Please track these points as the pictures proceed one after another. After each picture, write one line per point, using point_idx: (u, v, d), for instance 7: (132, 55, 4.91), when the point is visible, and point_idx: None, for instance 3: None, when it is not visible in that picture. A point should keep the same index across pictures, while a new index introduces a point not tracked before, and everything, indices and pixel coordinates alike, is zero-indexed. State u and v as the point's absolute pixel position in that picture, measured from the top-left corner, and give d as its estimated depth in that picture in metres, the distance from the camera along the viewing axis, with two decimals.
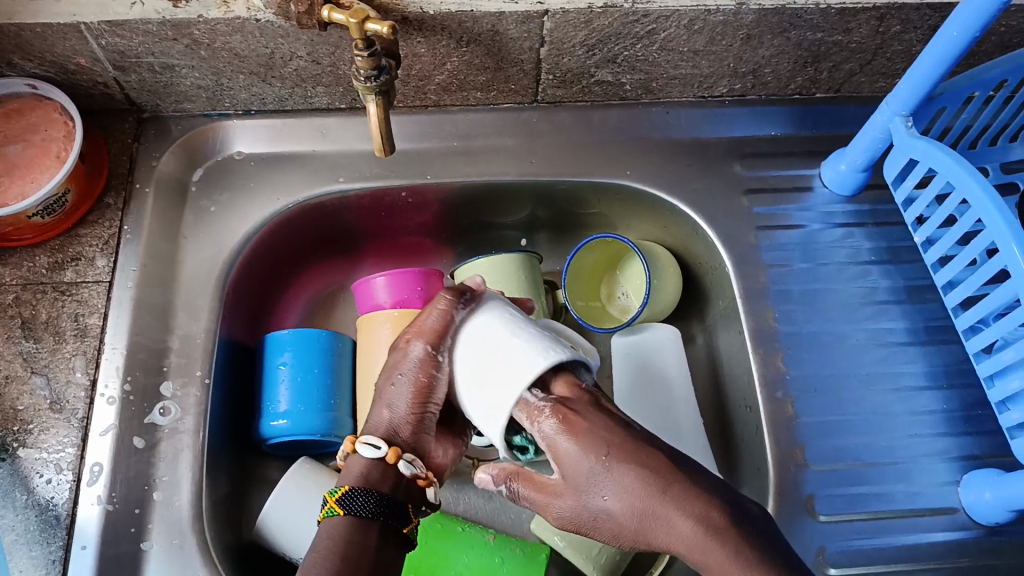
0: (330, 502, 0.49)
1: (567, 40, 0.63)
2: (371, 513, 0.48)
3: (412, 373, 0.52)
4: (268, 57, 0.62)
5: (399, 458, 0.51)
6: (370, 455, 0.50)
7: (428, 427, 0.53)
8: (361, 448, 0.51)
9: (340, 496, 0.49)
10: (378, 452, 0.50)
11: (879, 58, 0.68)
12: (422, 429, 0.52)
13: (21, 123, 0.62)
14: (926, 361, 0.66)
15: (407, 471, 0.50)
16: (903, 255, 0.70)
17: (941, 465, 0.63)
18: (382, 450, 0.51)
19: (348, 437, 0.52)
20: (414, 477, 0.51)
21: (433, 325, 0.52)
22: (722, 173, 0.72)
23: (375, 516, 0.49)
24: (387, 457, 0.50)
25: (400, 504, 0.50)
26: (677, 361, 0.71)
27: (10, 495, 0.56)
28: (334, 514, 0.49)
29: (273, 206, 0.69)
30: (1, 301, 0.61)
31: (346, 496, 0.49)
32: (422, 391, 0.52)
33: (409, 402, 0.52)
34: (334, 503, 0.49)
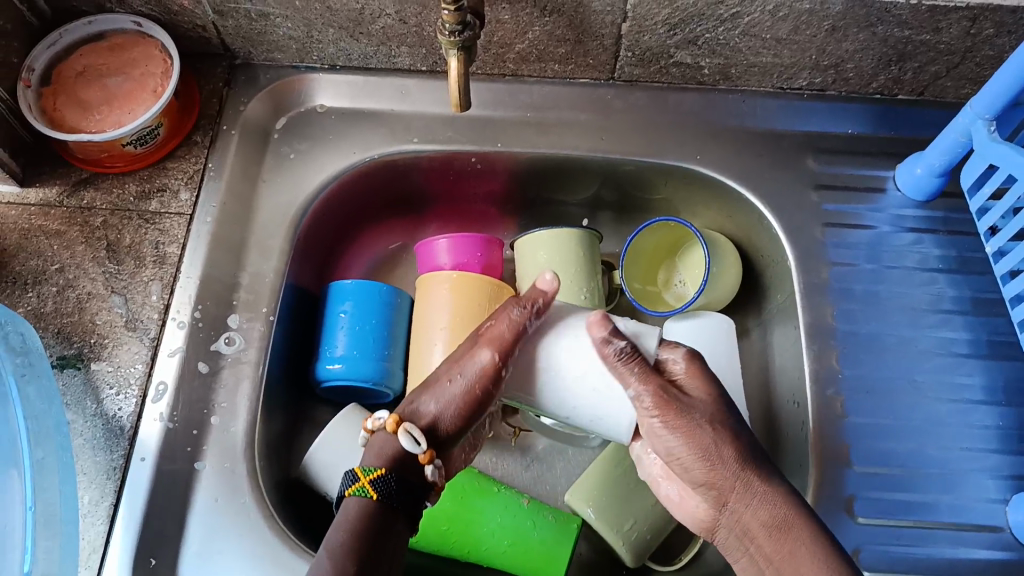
0: (360, 480, 0.49)
1: (649, 17, 0.64)
2: (395, 502, 0.49)
3: (471, 381, 0.52)
4: (359, 12, 0.65)
5: (429, 462, 0.51)
6: (409, 447, 0.51)
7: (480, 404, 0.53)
8: (402, 436, 0.51)
9: (374, 478, 0.49)
10: (416, 447, 0.51)
11: (968, 62, 0.67)
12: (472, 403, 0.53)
13: (123, 57, 0.67)
14: (986, 375, 0.65)
15: (432, 477, 0.51)
16: (973, 266, 0.68)
17: (989, 481, 0.62)
18: (419, 448, 0.51)
19: (393, 418, 0.52)
20: (433, 483, 0.52)
21: (497, 335, 0.51)
22: (794, 166, 0.71)
23: (395, 504, 0.49)
24: (421, 456, 0.51)
25: (418, 494, 0.51)
26: (729, 350, 0.70)
27: (81, 403, 0.59)
28: (362, 494, 0.49)
29: (349, 159, 0.71)
30: (90, 224, 0.65)
31: (379, 481, 0.49)
32: (473, 398, 0.53)
33: (458, 409, 0.53)
34: (367, 484, 0.49)
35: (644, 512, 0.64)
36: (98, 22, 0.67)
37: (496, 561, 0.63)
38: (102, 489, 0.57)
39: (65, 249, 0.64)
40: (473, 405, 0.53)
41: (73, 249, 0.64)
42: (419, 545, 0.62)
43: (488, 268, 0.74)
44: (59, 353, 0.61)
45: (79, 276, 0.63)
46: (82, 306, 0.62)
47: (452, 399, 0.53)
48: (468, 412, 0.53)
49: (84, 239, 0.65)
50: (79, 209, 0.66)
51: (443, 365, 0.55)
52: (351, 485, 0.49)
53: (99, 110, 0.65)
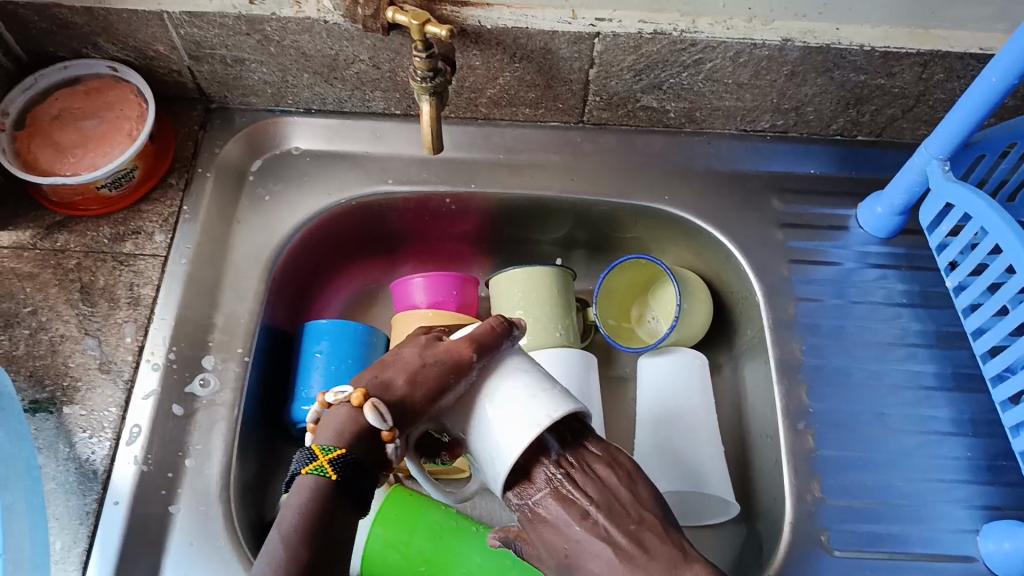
0: (320, 459, 0.46)
1: (615, 64, 0.66)
2: (354, 485, 0.47)
3: (443, 364, 0.49)
4: (333, 58, 0.66)
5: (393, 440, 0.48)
6: (374, 422, 0.47)
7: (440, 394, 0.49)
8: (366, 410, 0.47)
9: (333, 457, 0.46)
10: (381, 424, 0.47)
11: (922, 105, 0.70)
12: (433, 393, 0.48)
13: (99, 100, 0.67)
14: (951, 407, 0.66)
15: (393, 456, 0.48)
16: (935, 300, 0.71)
17: (959, 511, 0.63)
18: (384, 425, 0.47)
19: (361, 390, 0.48)
20: (392, 462, 0.49)
21: (476, 331, 0.50)
22: (760, 205, 0.74)
23: (351, 489, 0.46)
24: (386, 433, 0.47)
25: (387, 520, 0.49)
26: (700, 387, 0.72)
27: (53, 447, 0.59)
28: (321, 473, 0.46)
29: (325, 201, 0.72)
30: (64, 266, 0.65)
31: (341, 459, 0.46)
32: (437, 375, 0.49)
33: (424, 390, 0.48)
34: (326, 463, 0.46)
35: None
36: (74, 66, 0.68)
37: None
38: (74, 534, 0.56)
39: (38, 291, 0.64)
40: (440, 392, 0.49)
41: (46, 291, 0.64)
42: None
43: (463, 306, 0.74)
44: (32, 398, 0.60)
45: (52, 318, 0.63)
46: (55, 348, 0.62)
47: (423, 379, 0.49)
48: (430, 397, 0.48)
49: (58, 281, 0.65)
50: (53, 251, 0.66)
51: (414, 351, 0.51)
52: (308, 464, 0.46)
53: (73, 152, 0.65)
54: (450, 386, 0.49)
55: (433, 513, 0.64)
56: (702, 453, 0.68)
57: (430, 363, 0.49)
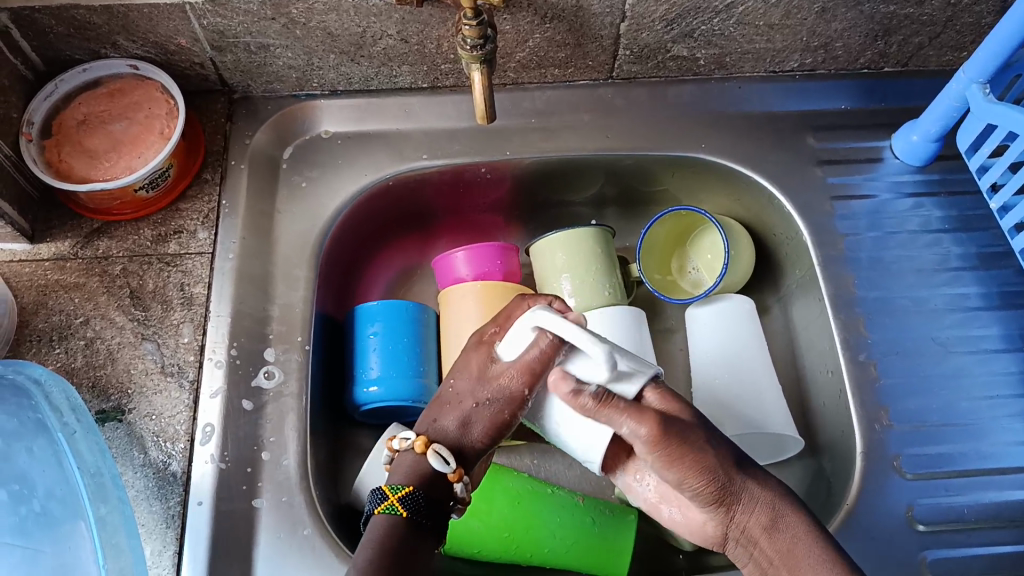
0: (389, 498, 0.49)
1: (647, 15, 0.65)
2: (423, 519, 0.49)
3: (497, 405, 0.51)
4: (360, 36, 0.65)
5: (460, 479, 0.50)
6: (438, 467, 0.50)
7: (500, 429, 0.52)
8: (431, 457, 0.50)
9: (403, 494, 0.49)
10: (446, 467, 0.50)
11: (949, 30, 0.70)
12: (495, 429, 0.52)
13: (124, 101, 0.66)
14: (1001, 325, 0.68)
15: (461, 494, 0.51)
16: (975, 223, 0.71)
17: (1020, 425, 0.64)
18: (448, 468, 0.50)
19: (420, 438, 0.51)
20: (460, 500, 0.51)
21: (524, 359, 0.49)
22: (795, 144, 0.74)
23: (423, 522, 0.49)
24: (452, 474, 0.50)
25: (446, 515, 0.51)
26: (752, 331, 0.72)
27: (127, 455, 0.58)
28: (393, 511, 0.48)
29: (362, 182, 0.71)
30: (110, 272, 0.64)
31: (410, 495, 0.49)
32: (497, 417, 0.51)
33: (487, 426, 0.52)
34: (397, 501, 0.48)
35: None
36: (93, 69, 0.66)
37: (558, 561, 0.63)
38: (163, 538, 0.56)
39: (87, 300, 0.63)
40: (499, 427, 0.52)
41: (95, 299, 0.63)
42: (481, 555, 0.63)
43: (509, 274, 0.74)
44: (98, 408, 0.59)
45: (106, 326, 0.62)
46: (113, 356, 0.61)
47: (481, 419, 0.51)
48: (497, 433, 0.52)
49: (106, 288, 0.63)
50: (96, 258, 0.64)
51: (465, 381, 0.52)
52: (379, 504, 0.49)
53: (107, 157, 0.64)
54: (509, 420, 0.51)
55: (512, 479, 0.64)
56: (763, 392, 0.69)
57: (485, 403, 0.51)
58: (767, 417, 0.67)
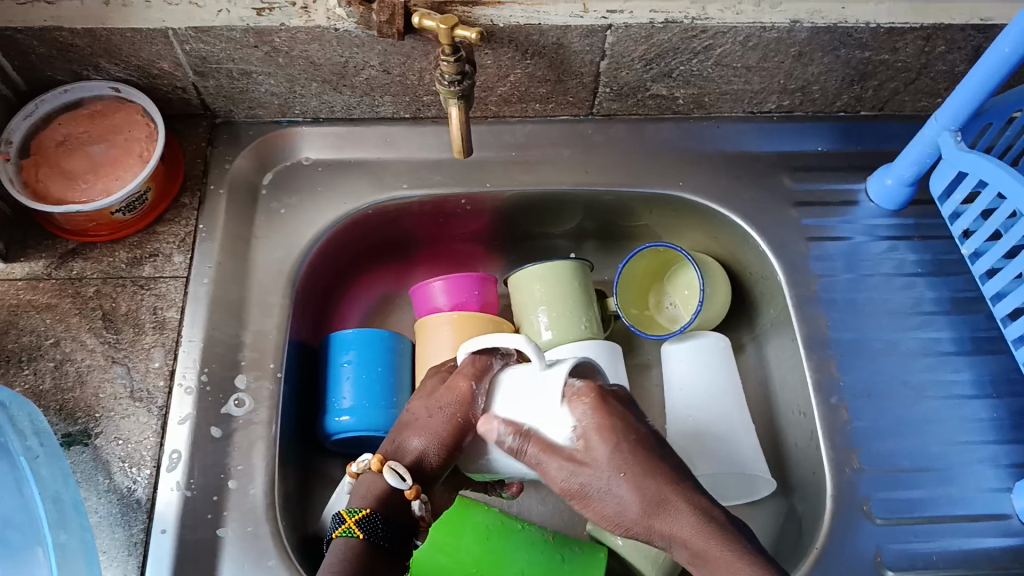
0: (348, 522, 0.53)
1: (626, 54, 0.66)
2: (383, 542, 0.53)
3: (449, 411, 0.55)
4: (343, 66, 0.66)
5: (416, 496, 0.54)
6: (394, 484, 0.53)
7: (457, 439, 0.55)
8: (386, 473, 0.54)
9: (360, 518, 0.53)
10: (402, 483, 0.54)
11: (923, 77, 0.71)
12: (451, 440, 0.55)
13: (105, 123, 0.66)
14: (973, 370, 0.68)
15: (418, 512, 0.54)
16: (948, 267, 0.72)
17: (989, 471, 0.64)
18: (405, 484, 0.54)
19: (375, 457, 0.55)
20: (420, 517, 0.55)
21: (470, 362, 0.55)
22: (772, 184, 0.74)
23: (383, 543, 0.53)
24: (408, 491, 0.54)
25: (405, 540, 0.54)
26: (727, 368, 0.72)
27: (92, 480, 0.57)
28: (351, 534, 0.52)
29: (341, 210, 0.71)
30: (83, 294, 0.64)
31: (366, 519, 0.53)
32: (452, 429, 0.55)
33: (441, 440, 0.55)
34: (355, 525, 0.52)
35: None
36: (74, 89, 0.66)
37: None
38: (124, 566, 0.55)
39: (59, 322, 0.63)
40: (453, 440, 0.55)
41: (67, 321, 0.63)
42: None
43: (486, 306, 0.74)
44: (64, 431, 0.59)
45: (76, 348, 0.62)
46: (83, 379, 0.61)
47: (433, 433, 0.55)
48: (450, 445, 0.55)
49: (78, 310, 0.63)
50: (70, 280, 0.64)
51: (419, 401, 0.58)
52: (339, 528, 0.53)
53: (84, 179, 0.64)
54: (462, 425, 0.55)
55: (480, 514, 0.64)
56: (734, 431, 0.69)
57: (436, 413, 0.55)
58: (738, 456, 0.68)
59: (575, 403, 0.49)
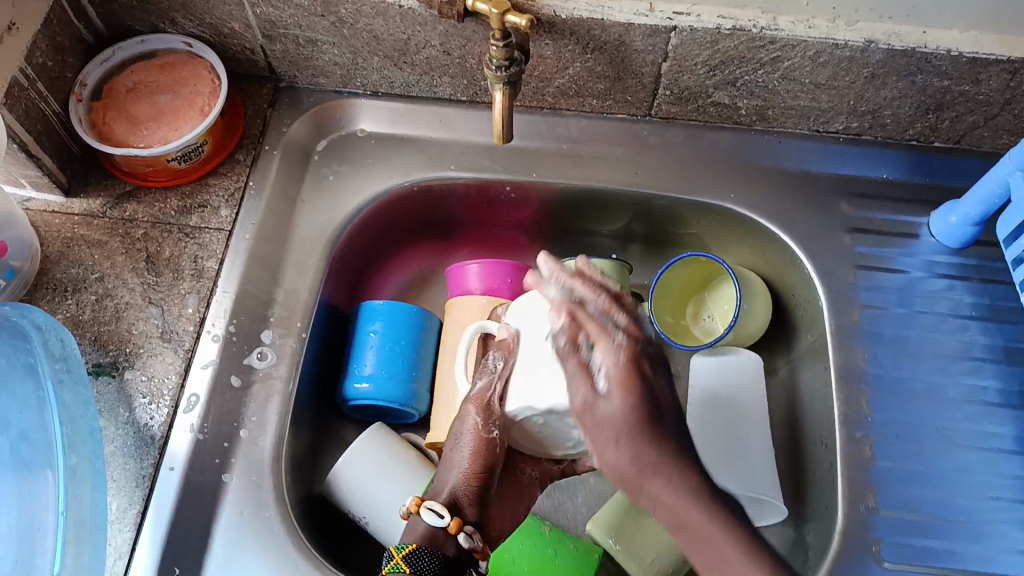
0: (395, 558, 0.51)
1: (689, 58, 0.65)
2: (434, 573, 0.51)
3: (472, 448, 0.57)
4: (404, 42, 0.66)
5: (459, 530, 0.54)
6: (433, 522, 0.54)
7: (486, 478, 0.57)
8: (424, 513, 0.54)
9: (407, 553, 0.51)
10: (440, 520, 0.54)
11: (1006, 113, 0.67)
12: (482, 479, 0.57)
13: (173, 75, 0.68)
14: (1018, 426, 0.64)
15: (466, 545, 0.54)
16: (1007, 315, 0.68)
17: (1020, 533, 0.61)
18: (444, 521, 0.54)
19: (412, 498, 0.56)
20: (472, 548, 0.54)
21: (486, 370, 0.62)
22: (828, 208, 0.72)
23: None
24: (448, 527, 0.54)
25: (457, 572, 0.53)
26: (755, 390, 0.70)
27: (113, 411, 0.60)
28: (397, 570, 0.51)
29: (387, 183, 0.72)
30: (132, 235, 0.66)
31: (411, 554, 0.51)
32: (481, 457, 0.57)
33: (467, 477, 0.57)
34: (401, 559, 0.51)
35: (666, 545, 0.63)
36: (150, 41, 0.69)
37: None
38: (130, 497, 0.57)
39: (105, 259, 0.65)
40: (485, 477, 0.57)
41: (113, 259, 0.65)
42: None
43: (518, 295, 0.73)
44: (95, 361, 0.61)
45: (118, 285, 0.64)
46: (119, 315, 0.63)
47: (462, 471, 0.57)
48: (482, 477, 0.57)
49: (125, 250, 0.66)
50: (122, 220, 0.67)
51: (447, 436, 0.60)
52: (386, 565, 0.51)
53: (146, 126, 0.66)
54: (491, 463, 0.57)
55: None
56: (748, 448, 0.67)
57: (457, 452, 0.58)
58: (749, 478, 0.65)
59: (616, 348, 0.47)
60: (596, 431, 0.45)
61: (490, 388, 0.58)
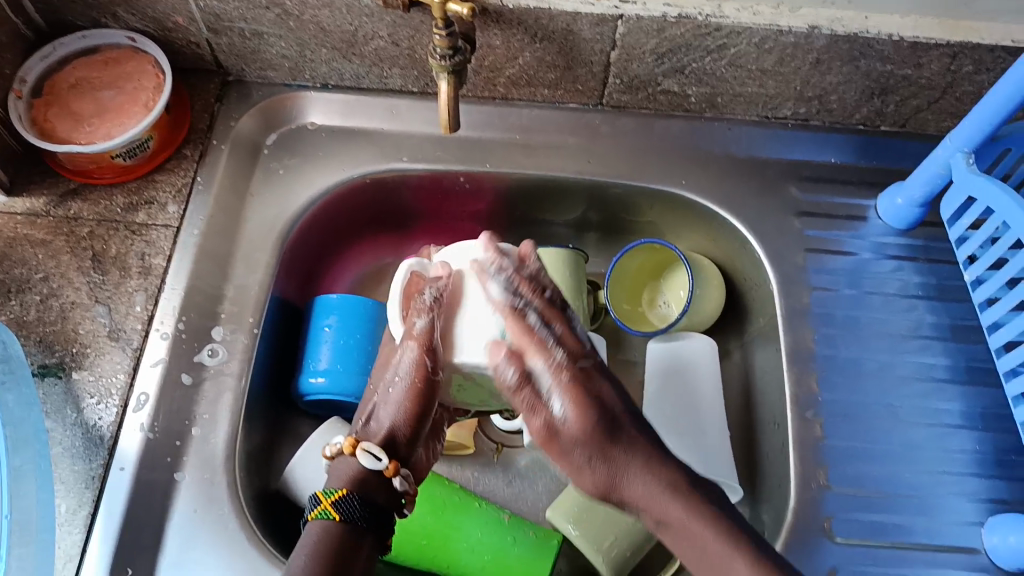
0: (323, 504, 0.50)
1: (638, 46, 0.65)
2: (361, 523, 0.50)
3: (407, 378, 0.55)
4: (352, 34, 0.66)
5: (396, 473, 0.53)
6: (370, 466, 0.53)
7: (420, 423, 0.56)
8: (361, 456, 0.53)
9: (336, 500, 0.50)
10: (377, 464, 0.53)
11: (948, 97, 0.68)
12: (415, 425, 0.56)
13: (117, 70, 0.67)
14: (964, 400, 0.65)
15: (400, 488, 0.53)
16: (952, 293, 0.69)
17: (966, 505, 0.62)
18: (380, 464, 0.53)
19: (348, 439, 0.53)
20: (404, 492, 0.54)
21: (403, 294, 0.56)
22: (777, 193, 0.73)
23: (361, 522, 0.50)
24: (386, 470, 0.53)
25: (388, 515, 0.52)
26: (711, 371, 0.70)
27: (60, 412, 0.59)
28: (325, 516, 0.50)
29: (339, 176, 0.72)
30: (77, 233, 0.65)
31: (341, 500, 0.50)
32: (421, 395, 0.55)
33: (406, 409, 0.55)
34: (329, 507, 0.50)
35: (626, 529, 0.63)
36: (92, 36, 0.67)
37: None
38: (80, 498, 0.56)
39: (50, 258, 0.64)
40: (422, 415, 0.56)
41: (58, 258, 0.64)
42: (398, 558, 0.62)
43: None
44: (41, 363, 0.60)
45: (63, 285, 0.63)
46: (65, 315, 0.62)
47: (401, 408, 0.55)
48: (419, 411, 0.55)
49: (71, 249, 0.65)
50: (67, 218, 0.66)
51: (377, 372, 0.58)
52: (313, 509, 0.51)
53: (90, 122, 0.65)
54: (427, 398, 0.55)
55: (435, 487, 0.63)
56: (702, 417, 0.68)
57: (398, 381, 0.55)
58: (705, 442, 0.66)
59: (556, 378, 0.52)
60: (569, 451, 0.52)
61: (432, 326, 0.53)
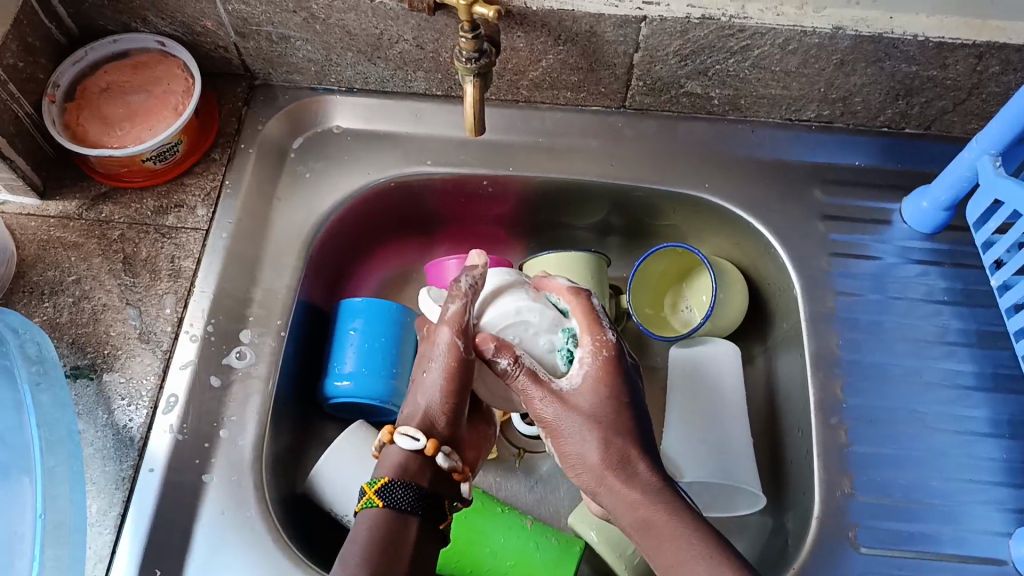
0: (367, 492, 0.51)
1: (661, 48, 0.65)
2: (406, 507, 0.50)
3: (443, 361, 0.54)
4: (378, 37, 0.66)
5: (437, 451, 0.52)
6: (410, 446, 0.52)
7: (456, 412, 0.55)
8: (399, 438, 0.52)
9: (379, 488, 0.50)
10: (417, 443, 0.52)
11: (974, 98, 0.68)
12: (451, 416, 0.54)
13: (146, 75, 0.68)
14: (991, 408, 0.65)
15: (444, 465, 0.52)
16: (978, 298, 0.69)
17: (994, 514, 0.61)
18: (420, 443, 0.52)
19: (385, 427, 0.54)
20: (450, 469, 0.53)
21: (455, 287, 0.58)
22: (801, 196, 0.72)
23: (407, 509, 0.50)
24: (425, 449, 0.52)
25: (437, 502, 0.52)
26: (732, 373, 0.71)
27: (92, 413, 0.60)
28: (370, 505, 0.50)
29: (364, 180, 0.72)
30: (108, 237, 0.66)
31: (385, 488, 0.50)
32: (457, 376, 0.54)
33: (443, 393, 0.54)
34: (374, 495, 0.50)
35: None
36: (123, 41, 0.69)
37: None
38: (111, 498, 0.57)
39: (82, 261, 0.65)
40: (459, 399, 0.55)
41: (90, 261, 0.65)
42: None
43: None
44: (74, 364, 0.61)
45: (95, 287, 0.64)
46: (96, 317, 0.63)
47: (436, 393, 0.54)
48: (456, 394, 0.54)
49: (102, 252, 0.66)
50: (98, 222, 0.67)
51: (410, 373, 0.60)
52: (360, 499, 0.51)
53: (120, 126, 0.66)
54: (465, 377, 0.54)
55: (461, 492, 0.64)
56: (724, 421, 0.68)
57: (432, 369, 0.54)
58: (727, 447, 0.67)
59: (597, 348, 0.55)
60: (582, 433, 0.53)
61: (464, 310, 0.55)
